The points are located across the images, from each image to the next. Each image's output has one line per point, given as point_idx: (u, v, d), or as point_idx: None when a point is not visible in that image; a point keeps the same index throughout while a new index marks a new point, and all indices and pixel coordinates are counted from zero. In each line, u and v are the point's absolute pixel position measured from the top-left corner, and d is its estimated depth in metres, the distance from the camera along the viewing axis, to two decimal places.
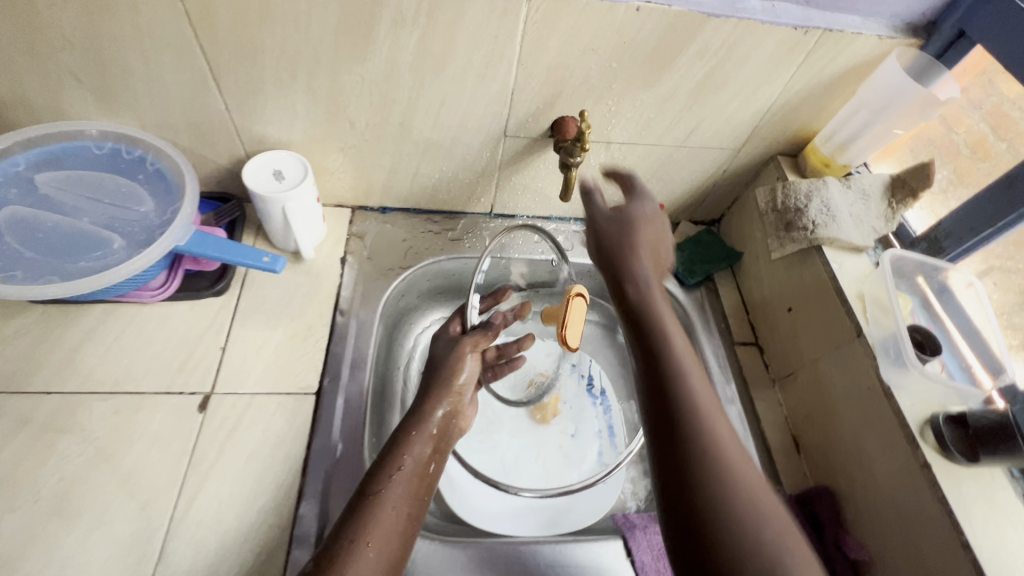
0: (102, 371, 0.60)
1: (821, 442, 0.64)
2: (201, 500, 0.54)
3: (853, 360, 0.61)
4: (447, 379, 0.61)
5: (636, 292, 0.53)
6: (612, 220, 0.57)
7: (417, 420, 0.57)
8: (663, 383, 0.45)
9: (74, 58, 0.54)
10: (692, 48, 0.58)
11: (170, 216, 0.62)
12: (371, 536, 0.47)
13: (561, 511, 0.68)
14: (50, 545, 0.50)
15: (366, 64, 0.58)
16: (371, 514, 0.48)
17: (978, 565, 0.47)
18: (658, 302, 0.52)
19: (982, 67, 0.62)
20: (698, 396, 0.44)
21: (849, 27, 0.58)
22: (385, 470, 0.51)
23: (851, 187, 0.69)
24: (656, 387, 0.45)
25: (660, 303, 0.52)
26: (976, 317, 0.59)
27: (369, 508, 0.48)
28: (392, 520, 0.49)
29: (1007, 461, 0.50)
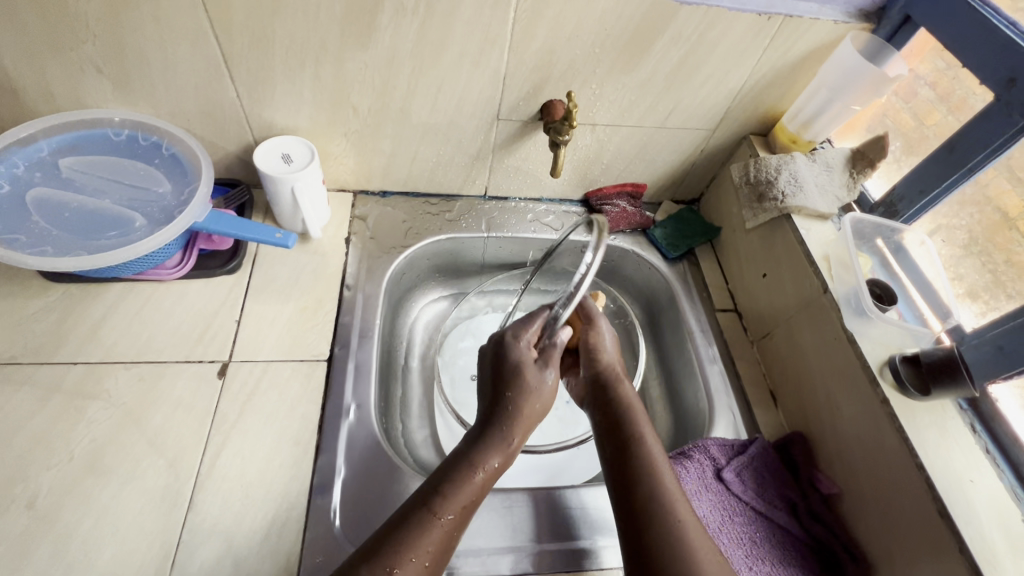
0: (124, 342, 0.63)
1: (796, 393, 0.71)
2: (226, 456, 0.58)
3: (821, 314, 0.67)
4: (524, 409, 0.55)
5: (621, 395, 0.62)
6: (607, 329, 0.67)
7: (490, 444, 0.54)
8: (641, 473, 0.54)
9: (96, 49, 0.58)
10: (667, 33, 0.64)
11: (187, 196, 0.66)
12: (422, 551, 0.47)
13: (561, 468, 0.74)
14: (87, 498, 0.54)
15: (369, 51, 0.63)
16: (429, 532, 0.47)
17: (930, 482, 0.53)
18: (638, 410, 0.60)
19: (928, 49, 0.69)
20: (673, 493, 0.53)
21: (808, 13, 0.64)
22: (452, 488, 0.50)
23: (816, 160, 0.75)
24: (637, 481, 0.54)
25: (640, 407, 0.61)
26: (928, 271, 0.67)
27: (421, 522, 0.48)
28: (444, 540, 0.48)
29: (954, 392, 0.57)
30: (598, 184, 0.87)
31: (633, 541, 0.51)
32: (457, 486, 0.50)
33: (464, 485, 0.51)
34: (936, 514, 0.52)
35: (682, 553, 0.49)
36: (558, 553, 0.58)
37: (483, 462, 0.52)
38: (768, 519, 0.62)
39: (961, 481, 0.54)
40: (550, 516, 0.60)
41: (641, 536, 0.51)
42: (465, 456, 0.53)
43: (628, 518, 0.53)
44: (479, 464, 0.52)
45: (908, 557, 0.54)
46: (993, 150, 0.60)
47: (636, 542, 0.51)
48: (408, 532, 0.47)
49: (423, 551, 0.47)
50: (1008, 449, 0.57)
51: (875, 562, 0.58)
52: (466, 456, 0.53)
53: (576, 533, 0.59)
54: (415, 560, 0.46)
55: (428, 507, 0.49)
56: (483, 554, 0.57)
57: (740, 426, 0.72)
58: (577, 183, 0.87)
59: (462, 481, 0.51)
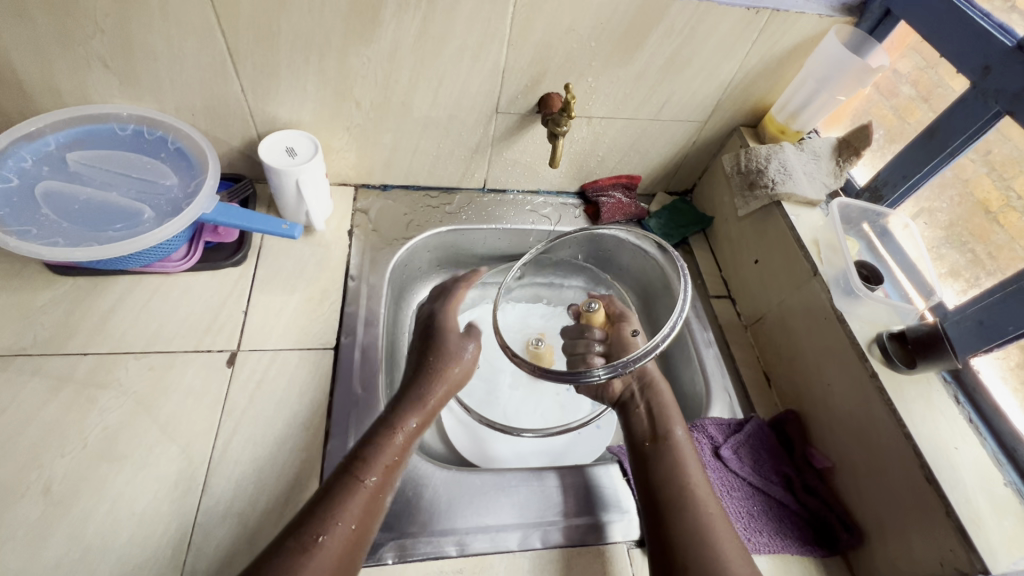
0: (134, 333, 0.64)
1: (789, 372, 0.73)
2: (238, 441, 0.59)
3: (810, 296, 0.70)
4: (439, 372, 0.65)
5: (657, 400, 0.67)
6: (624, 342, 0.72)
7: (412, 404, 0.61)
8: (668, 470, 0.59)
9: (103, 45, 0.59)
10: (660, 28, 0.66)
11: (193, 188, 0.67)
12: (349, 514, 0.50)
13: (562, 451, 0.76)
14: (102, 483, 0.55)
15: (372, 46, 0.65)
16: (357, 495, 0.51)
17: (917, 449, 0.56)
18: (673, 414, 0.65)
19: (907, 42, 0.72)
20: (698, 490, 0.58)
21: (794, 7, 0.67)
22: (374, 451, 0.55)
23: (804, 149, 0.78)
24: (663, 477, 0.59)
25: (673, 410, 0.66)
26: (911, 252, 0.70)
27: (346, 486, 0.51)
28: (367, 500, 0.52)
29: (937, 365, 0.60)
30: (594, 176, 0.90)
31: (656, 532, 0.56)
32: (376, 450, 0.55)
33: (383, 450, 0.55)
34: (924, 480, 0.55)
35: (699, 538, 0.54)
36: (566, 528, 0.60)
37: (402, 423, 0.58)
38: (765, 493, 0.64)
39: (946, 448, 0.57)
40: (557, 494, 0.62)
41: (663, 528, 0.55)
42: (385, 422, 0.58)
43: (655, 510, 0.57)
44: (398, 427, 0.58)
45: (900, 526, 0.57)
46: (971, 134, 0.63)
47: (658, 534, 0.55)
48: (336, 499, 0.50)
49: (351, 515, 0.50)
50: (989, 418, 0.60)
51: (867, 531, 0.61)
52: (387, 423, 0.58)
53: (583, 509, 0.61)
54: (342, 525, 0.49)
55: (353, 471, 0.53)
56: (491, 530, 0.58)
57: (736, 407, 0.74)
58: (573, 175, 0.89)
59: (382, 446, 0.55)
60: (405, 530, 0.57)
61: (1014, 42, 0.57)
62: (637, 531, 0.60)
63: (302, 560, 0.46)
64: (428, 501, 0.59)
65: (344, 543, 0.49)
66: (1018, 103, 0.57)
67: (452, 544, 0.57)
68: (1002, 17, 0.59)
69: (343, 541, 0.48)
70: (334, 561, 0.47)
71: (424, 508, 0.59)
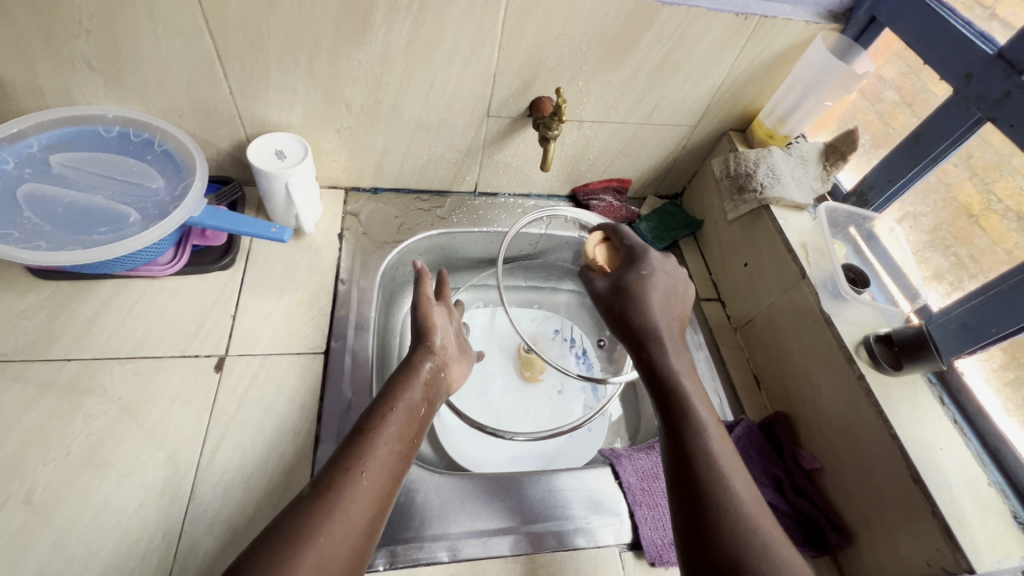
0: (119, 338, 0.63)
1: (778, 374, 0.74)
2: (226, 447, 0.58)
3: (799, 298, 0.71)
4: (424, 338, 0.63)
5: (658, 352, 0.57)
6: (620, 291, 0.62)
7: (408, 369, 0.60)
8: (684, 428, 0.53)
9: (88, 45, 0.58)
10: (651, 32, 0.67)
11: (181, 191, 0.66)
12: (369, 469, 0.49)
13: (554, 454, 0.76)
14: (87, 491, 0.54)
15: (363, 49, 0.64)
16: (375, 462, 0.50)
17: (903, 450, 0.57)
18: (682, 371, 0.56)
19: (892, 49, 0.73)
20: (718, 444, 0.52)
21: (781, 14, 0.68)
22: (383, 417, 0.54)
23: (792, 154, 0.79)
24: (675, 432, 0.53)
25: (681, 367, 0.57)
26: (897, 256, 0.71)
27: (363, 444, 0.51)
28: (386, 466, 0.51)
29: (923, 366, 0.61)
30: (585, 179, 0.90)
31: (684, 488, 0.50)
32: (381, 413, 0.54)
33: (395, 416, 0.54)
34: (911, 481, 0.55)
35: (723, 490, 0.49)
36: (556, 532, 0.60)
37: (405, 388, 0.57)
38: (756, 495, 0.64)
39: (932, 449, 0.58)
40: (512, 503, 0.61)
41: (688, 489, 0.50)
42: (392, 390, 0.57)
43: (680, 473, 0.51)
44: (398, 397, 0.56)
45: (889, 526, 0.57)
46: (954, 140, 0.64)
47: (682, 486, 0.50)
48: (352, 459, 0.50)
49: (369, 472, 0.49)
50: (973, 418, 0.61)
51: (855, 532, 0.61)
52: (395, 392, 0.56)
53: (573, 512, 0.61)
54: (360, 483, 0.48)
55: (369, 436, 0.52)
56: (483, 535, 0.58)
57: (726, 408, 0.75)
58: (564, 179, 0.89)
59: (393, 413, 0.54)
60: (398, 537, 0.56)
61: (996, 49, 0.58)
62: (629, 534, 0.61)
63: (318, 512, 0.45)
64: (419, 505, 0.59)
65: (366, 496, 0.48)
66: (999, 110, 0.58)
67: (444, 550, 0.57)
68: (984, 24, 0.61)
69: (364, 506, 0.47)
70: (358, 525, 0.46)
71: (416, 513, 0.58)
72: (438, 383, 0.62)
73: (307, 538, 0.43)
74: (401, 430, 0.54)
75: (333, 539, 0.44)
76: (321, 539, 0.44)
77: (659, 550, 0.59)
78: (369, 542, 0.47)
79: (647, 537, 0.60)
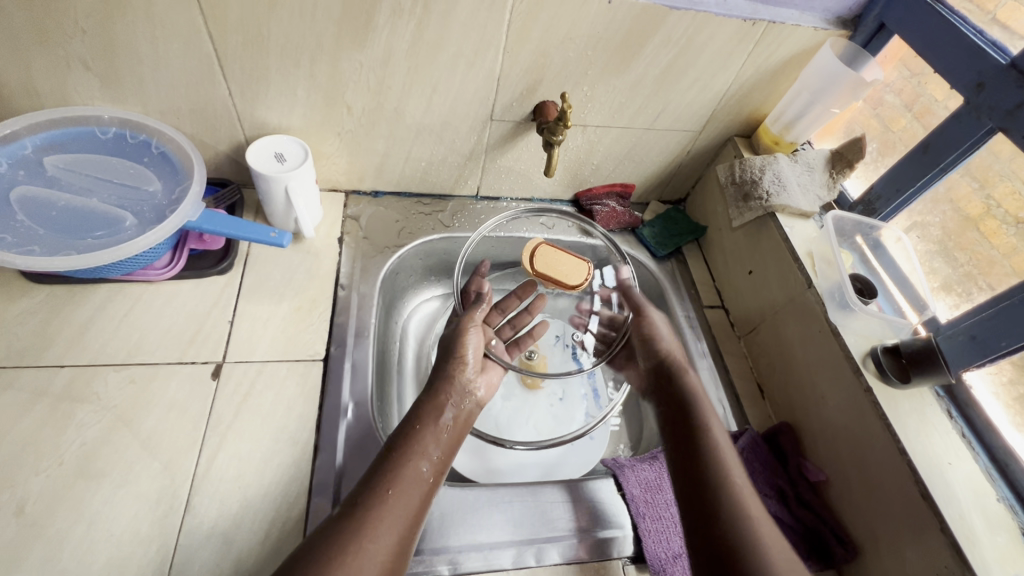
0: (113, 344, 0.62)
1: (782, 384, 0.73)
2: (223, 457, 0.57)
3: (804, 307, 0.70)
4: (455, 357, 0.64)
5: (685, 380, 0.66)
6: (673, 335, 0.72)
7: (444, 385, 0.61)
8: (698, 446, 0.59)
9: (84, 45, 0.57)
10: (658, 37, 0.66)
11: (178, 195, 0.65)
12: (399, 488, 0.51)
13: (555, 464, 0.75)
14: (79, 503, 0.52)
15: (366, 51, 0.63)
16: (406, 481, 0.51)
17: (910, 462, 0.56)
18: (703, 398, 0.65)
19: (899, 56, 0.73)
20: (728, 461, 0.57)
21: (790, 20, 0.67)
22: (416, 437, 0.55)
23: (798, 161, 0.78)
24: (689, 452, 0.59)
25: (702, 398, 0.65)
26: (904, 266, 0.71)
27: (392, 462, 0.52)
28: (416, 486, 0.52)
29: (932, 379, 0.60)
30: (588, 185, 0.89)
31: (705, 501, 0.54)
32: (413, 436, 0.55)
33: (425, 436, 0.56)
34: (918, 496, 0.55)
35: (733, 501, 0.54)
36: (557, 546, 0.59)
37: (438, 412, 0.59)
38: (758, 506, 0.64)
39: (940, 463, 0.57)
40: (515, 514, 0.60)
41: (692, 500, 0.56)
42: (421, 411, 0.58)
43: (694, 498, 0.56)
44: (427, 420, 0.57)
45: (895, 540, 0.57)
46: (965, 150, 0.64)
47: (698, 499, 0.55)
48: (383, 477, 0.51)
49: (400, 491, 0.50)
50: (982, 433, 0.61)
51: (862, 546, 0.61)
52: (422, 413, 0.58)
53: (575, 525, 0.60)
54: (391, 502, 0.49)
55: (398, 455, 0.53)
56: (485, 548, 0.57)
57: (730, 417, 0.74)
58: (567, 183, 0.88)
59: (420, 434, 0.56)
60: None
61: (1008, 59, 0.57)
62: (631, 548, 0.60)
63: (350, 527, 0.47)
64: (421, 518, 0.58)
65: (397, 515, 0.49)
66: (1011, 121, 0.58)
67: (445, 564, 0.56)
68: (995, 33, 0.60)
69: (393, 524, 0.48)
70: (388, 545, 0.47)
71: None
72: (466, 403, 0.62)
73: (339, 554, 0.45)
74: (430, 449, 0.55)
75: (365, 556, 0.45)
76: (355, 555, 0.45)
77: (663, 563, 0.58)
78: (400, 560, 0.48)
79: (650, 550, 0.59)
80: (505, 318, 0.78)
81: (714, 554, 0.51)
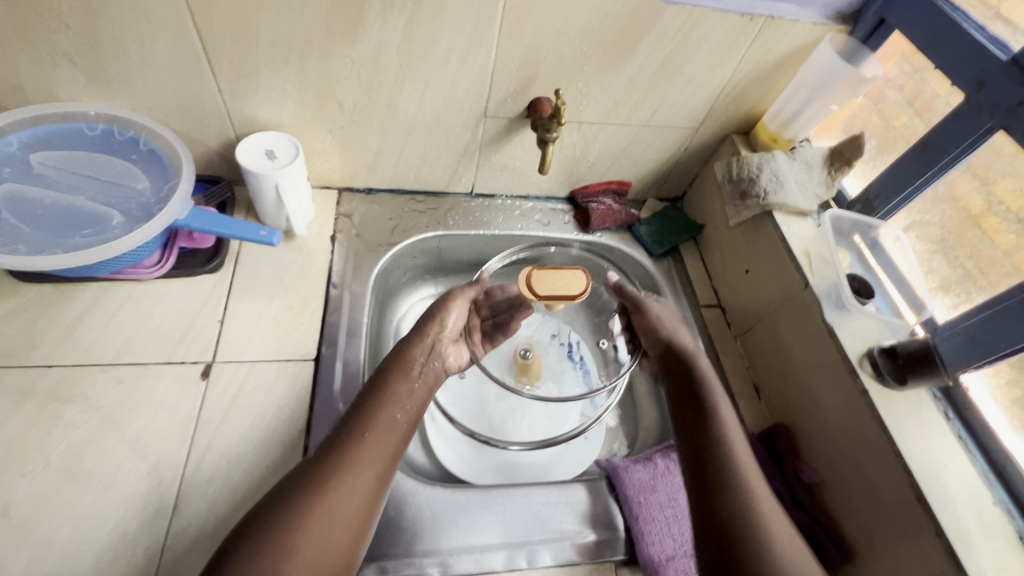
0: (102, 345, 0.61)
1: (779, 385, 0.73)
2: (212, 458, 0.57)
3: (801, 308, 0.69)
4: (434, 315, 0.67)
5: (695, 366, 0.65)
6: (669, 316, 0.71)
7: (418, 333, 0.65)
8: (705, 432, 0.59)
9: (69, 40, 0.56)
10: (653, 33, 0.65)
11: (166, 193, 0.64)
12: (376, 431, 0.54)
13: (549, 465, 0.74)
14: (65, 505, 0.52)
15: (356, 47, 0.62)
16: (381, 426, 0.54)
17: (907, 467, 0.56)
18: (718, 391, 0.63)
19: (900, 51, 0.71)
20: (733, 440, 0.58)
21: (788, 15, 0.66)
22: (391, 387, 0.57)
23: (796, 158, 0.77)
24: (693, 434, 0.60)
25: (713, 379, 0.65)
26: (903, 265, 0.70)
27: (369, 407, 0.55)
28: (390, 429, 0.55)
29: (929, 380, 0.60)
30: (584, 182, 0.88)
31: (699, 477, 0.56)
32: (387, 386, 0.57)
33: (398, 385, 0.58)
34: (914, 499, 0.54)
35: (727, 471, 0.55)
36: (549, 547, 0.58)
37: (414, 362, 0.61)
38: None
39: (936, 466, 0.57)
40: (504, 514, 0.60)
41: (697, 473, 0.57)
42: (397, 362, 0.60)
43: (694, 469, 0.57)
44: (409, 368, 0.60)
45: (889, 543, 0.56)
46: (965, 148, 0.63)
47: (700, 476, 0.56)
48: (359, 422, 0.54)
49: (377, 434, 0.54)
50: (979, 436, 0.60)
51: (857, 549, 0.60)
52: (394, 364, 0.60)
53: (566, 527, 0.60)
54: (371, 444, 0.53)
55: (372, 401, 0.56)
56: (476, 550, 0.57)
57: None
58: (563, 180, 0.87)
59: (393, 381, 0.58)
60: (387, 552, 0.55)
61: (1010, 56, 0.56)
62: (624, 549, 0.60)
63: (329, 469, 0.50)
64: (413, 521, 0.58)
65: (380, 457, 0.53)
66: (1013, 119, 0.57)
67: (435, 566, 0.55)
68: (997, 29, 0.59)
69: (373, 464, 0.52)
70: (367, 484, 0.51)
71: (405, 528, 0.57)
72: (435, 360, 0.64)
73: (317, 493, 0.48)
74: (404, 398, 0.58)
75: (345, 491, 0.49)
76: (333, 491, 0.49)
77: (660, 565, 0.57)
78: (378, 496, 0.52)
79: (648, 553, 0.58)
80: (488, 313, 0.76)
81: (712, 527, 0.52)
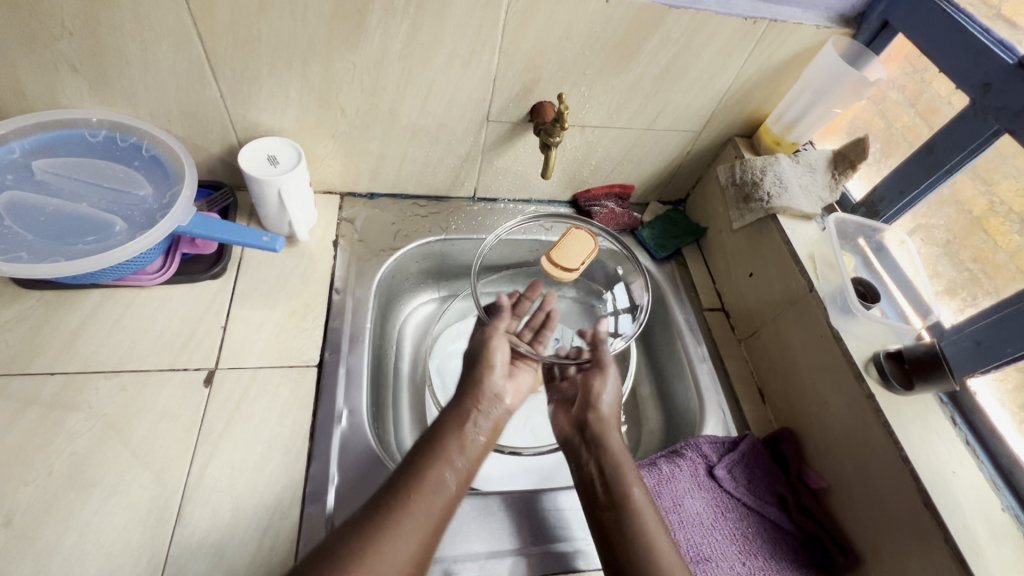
0: (104, 352, 0.61)
1: (784, 389, 0.72)
2: (215, 466, 0.57)
3: (807, 312, 0.69)
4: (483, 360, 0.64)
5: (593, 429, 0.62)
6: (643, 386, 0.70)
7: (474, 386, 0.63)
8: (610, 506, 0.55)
9: (72, 47, 0.55)
10: (656, 37, 0.65)
11: (169, 199, 0.64)
12: (422, 496, 0.51)
13: (553, 470, 0.74)
14: (68, 514, 0.52)
15: (359, 52, 0.62)
16: (427, 489, 0.51)
17: (915, 474, 0.55)
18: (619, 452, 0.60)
19: (904, 54, 0.71)
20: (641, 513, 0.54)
21: (792, 18, 0.65)
22: (445, 446, 0.56)
23: (800, 161, 0.77)
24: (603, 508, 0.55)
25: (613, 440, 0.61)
26: (907, 269, 0.70)
27: (415, 468, 0.53)
28: (437, 492, 0.52)
29: (935, 386, 0.59)
30: (586, 185, 0.88)
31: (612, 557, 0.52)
32: (441, 446, 0.55)
33: (448, 444, 0.56)
34: (922, 505, 0.54)
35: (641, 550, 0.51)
36: (555, 555, 0.58)
37: (470, 424, 0.59)
38: (761, 514, 0.63)
39: (944, 472, 0.56)
40: (505, 522, 0.59)
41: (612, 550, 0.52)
42: (452, 420, 0.59)
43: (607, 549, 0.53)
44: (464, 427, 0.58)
45: (898, 550, 0.56)
46: (970, 151, 0.63)
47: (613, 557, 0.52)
48: (407, 485, 0.51)
49: (422, 496, 0.51)
50: (986, 441, 0.60)
51: (864, 554, 0.60)
52: (447, 422, 0.58)
53: (572, 535, 0.60)
54: (419, 509, 0.50)
55: (422, 462, 0.54)
56: (481, 558, 0.57)
57: (730, 422, 0.73)
58: (565, 184, 0.87)
59: (444, 440, 0.56)
60: None
61: (1016, 59, 0.56)
62: None
63: (370, 535, 0.47)
64: None
65: (425, 524, 0.49)
66: (1018, 122, 0.56)
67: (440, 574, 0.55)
68: (1002, 31, 0.59)
69: (415, 531, 0.49)
70: (409, 552, 0.47)
71: None
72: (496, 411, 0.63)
73: (358, 556, 0.45)
74: (455, 457, 0.55)
75: (388, 559, 0.46)
76: (367, 559, 0.45)
77: None
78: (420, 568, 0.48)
79: None
80: (521, 323, 0.71)
81: None
